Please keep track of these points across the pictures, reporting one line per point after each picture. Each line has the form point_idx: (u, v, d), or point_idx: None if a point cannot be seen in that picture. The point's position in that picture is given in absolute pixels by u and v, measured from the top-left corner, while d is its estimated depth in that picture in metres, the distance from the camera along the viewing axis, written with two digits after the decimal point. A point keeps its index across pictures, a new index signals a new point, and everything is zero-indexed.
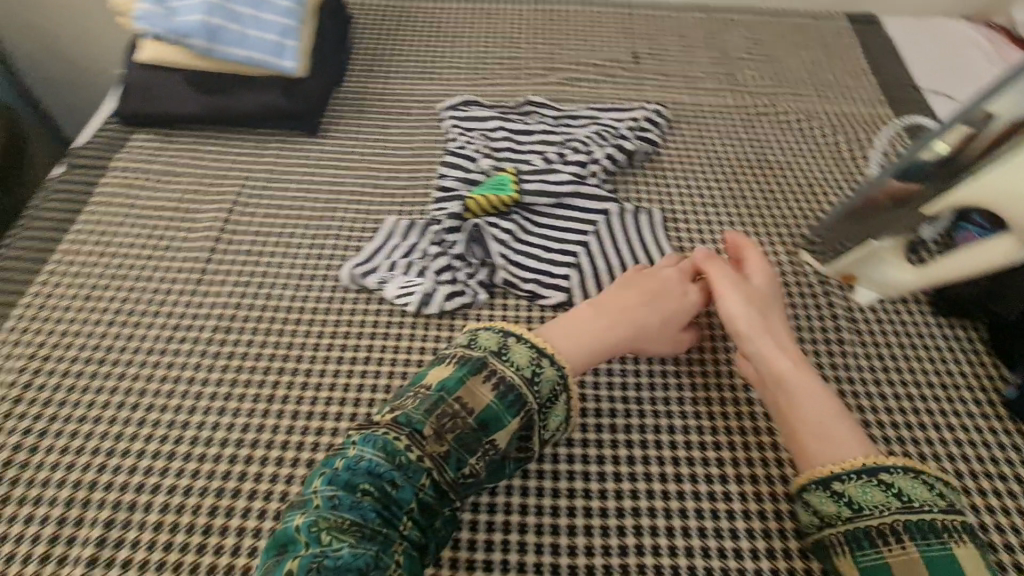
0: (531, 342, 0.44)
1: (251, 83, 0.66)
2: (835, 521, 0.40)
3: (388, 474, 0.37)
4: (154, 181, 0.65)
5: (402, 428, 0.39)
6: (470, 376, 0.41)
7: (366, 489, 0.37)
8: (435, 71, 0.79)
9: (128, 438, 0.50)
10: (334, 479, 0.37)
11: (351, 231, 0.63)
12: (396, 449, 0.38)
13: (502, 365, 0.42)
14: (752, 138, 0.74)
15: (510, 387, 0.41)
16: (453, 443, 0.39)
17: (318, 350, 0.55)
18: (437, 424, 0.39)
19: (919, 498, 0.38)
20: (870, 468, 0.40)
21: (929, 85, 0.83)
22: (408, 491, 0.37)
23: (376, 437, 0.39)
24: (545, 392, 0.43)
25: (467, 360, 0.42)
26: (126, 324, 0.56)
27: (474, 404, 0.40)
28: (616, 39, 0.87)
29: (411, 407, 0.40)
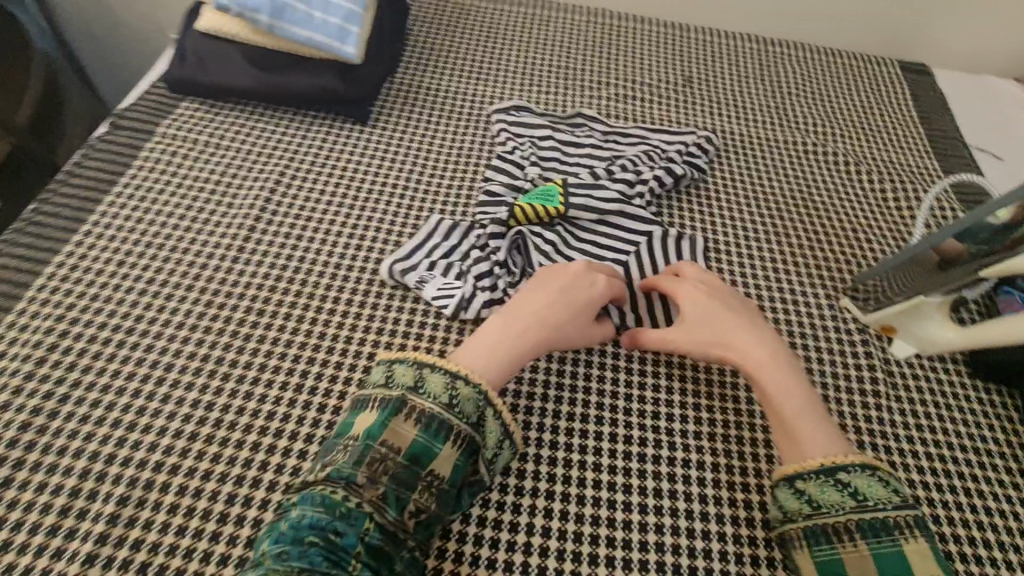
0: (445, 368, 0.46)
1: (308, 64, 0.65)
2: (795, 517, 0.44)
3: (330, 525, 0.39)
4: (198, 153, 0.65)
5: (336, 481, 0.41)
6: (390, 417, 0.43)
7: (312, 540, 0.38)
8: (486, 72, 0.79)
9: (149, 413, 0.49)
10: (281, 536, 0.38)
11: (391, 226, 0.62)
12: (334, 500, 0.40)
13: (420, 399, 0.44)
14: (798, 177, 0.74)
15: (432, 418, 0.43)
16: (389, 482, 0.41)
17: (349, 343, 0.54)
18: (370, 471, 0.41)
19: (873, 497, 0.42)
20: (829, 468, 0.44)
21: (977, 142, 0.82)
22: (352, 537, 0.39)
23: (313, 495, 0.40)
24: (470, 412, 0.45)
25: (386, 402, 0.44)
26: (157, 296, 0.55)
27: (401, 441, 0.42)
28: (668, 60, 0.86)
29: (340, 461, 0.42)
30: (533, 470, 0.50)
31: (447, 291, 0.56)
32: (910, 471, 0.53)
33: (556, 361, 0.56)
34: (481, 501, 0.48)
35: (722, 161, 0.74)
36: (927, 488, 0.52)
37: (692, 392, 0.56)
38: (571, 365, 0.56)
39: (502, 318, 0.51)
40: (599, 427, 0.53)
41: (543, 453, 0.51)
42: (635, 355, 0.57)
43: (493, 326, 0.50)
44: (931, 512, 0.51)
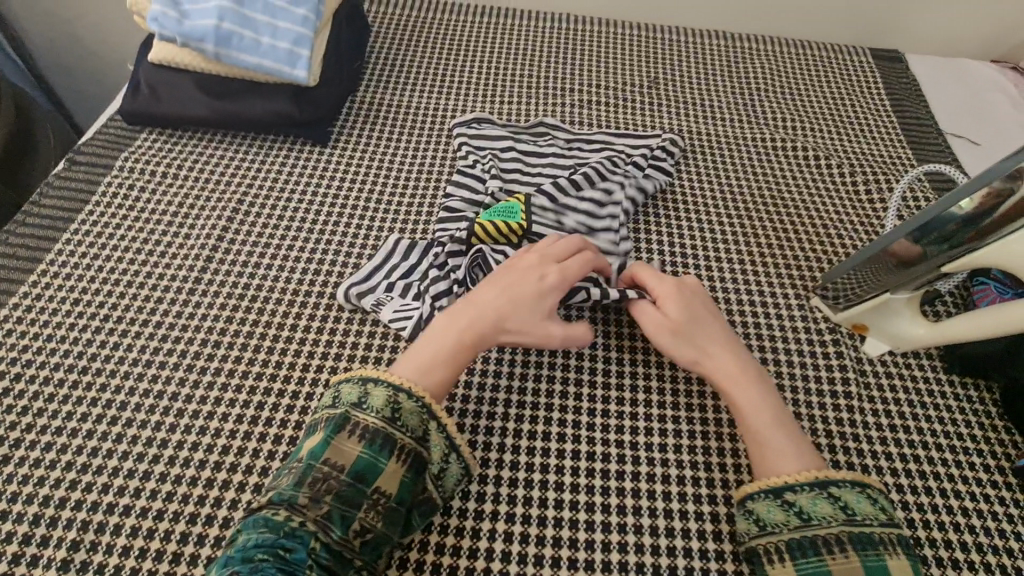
0: (388, 381, 0.46)
1: (263, 90, 0.65)
2: (780, 528, 0.43)
3: (278, 542, 0.38)
4: (154, 185, 0.64)
5: (278, 504, 0.40)
6: (333, 435, 0.43)
7: (262, 556, 0.37)
8: (447, 85, 0.78)
9: (102, 453, 0.48)
10: (229, 559, 0.38)
11: (349, 248, 0.61)
12: (278, 521, 0.39)
13: (362, 415, 0.44)
14: (767, 174, 0.73)
15: (375, 433, 0.43)
16: (333, 501, 0.41)
17: (306, 371, 0.53)
18: (312, 491, 0.41)
19: (861, 512, 0.42)
20: (821, 481, 0.44)
21: (952, 128, 0.81)
22: (301, 552, 0.38)
23: (257, 518, 0.39)
24: (413, 425, 0.44)
25: (330, 419, 0.44)
26: (111, 333, 0.55)
27: (344, 460, 0.42)
28: (634, 60, 0.85)
29: (284, 484, 0.41)
30: (494, 493, 0.49)
31: (403, 313, 0.56)
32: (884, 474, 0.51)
33: (518, 379, 0.55)
34: (440, 528, 0.47)
35: (689, 162, 0.73)
36: (903, 491, 0.51)
37: (658, 403, 0.55)
38: (533, 381, 0.55)
39: (448, 317, 0.50)
40: (562, 444, 0.52)
41: (504, 474, 0.50)
42: (598, 367, 0.56)
43: (436, 328, 0.49)
44: (908, 515, 0.49)
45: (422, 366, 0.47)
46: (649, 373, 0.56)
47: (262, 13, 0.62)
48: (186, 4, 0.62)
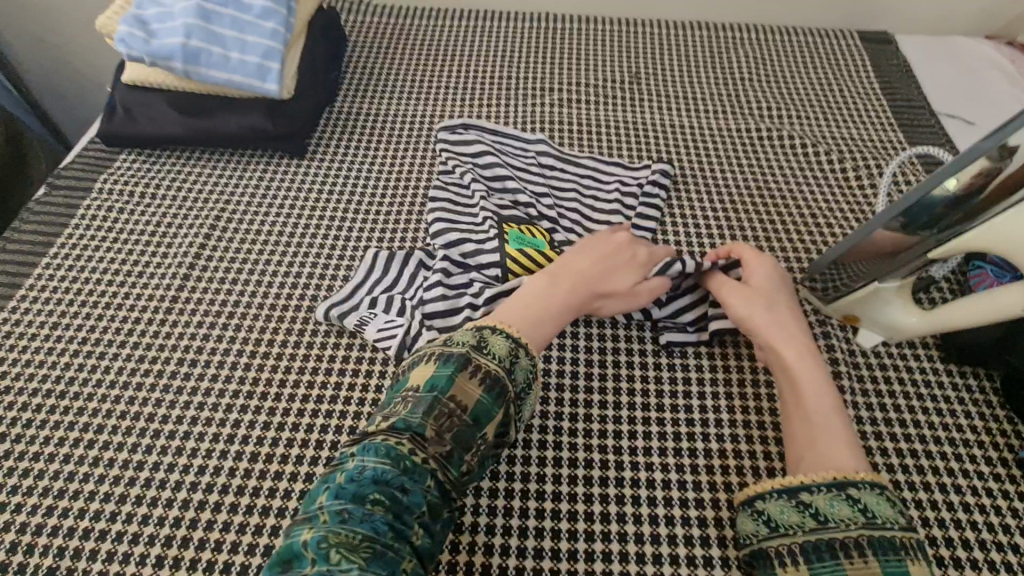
0: (507, 332, 0.45)
1: (236, 105, 0.65)
2: (794, 530, 0.41)
3: (396, 480, 0.37)
4: (131, 206, 0.64)
5: (402, 433, 0.39)
6: (457, 373, 0.41)
7: (377, 499, 0.36)
8: (425, 91, 0.77)
9: (80, 477, 0.48)
10: (341, 492, 0.37)
11: (328, 261, 0.61)
12: (400, 453, 0.38)
13: (484, 359, 0.43)
14: (753, 165, 0.71)
15: (494, 380, 0.42)
16: (452, 440, 0.40)
17: (284, 387, 0.53)
18: (437, 425, 0.39)
19: (883, 515, 0.40)
20: (840, 483, 0.41)
21: (944, 108, 0.79)
22: (418, 495, 0.37)
23: (375, 445, 0.38)
24: (521, 380, 0.44)
25: (448, 357, 0.42)
26: (89, 355, 0.54)
27: (467, 400, 0.41)
28: (615, 56, 0.84)
29: (405, 413, 0.40)
30: (473, 504, 0.48)
31: (389, 330, 0.55)
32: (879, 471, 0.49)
33: None
34: None
35: (672, 158, 0.72)
36: (900, 487, 0.49)
37: (641, 405, 0.54)
38: None
39: (549, 276, 0.51)
40: (543, 451, 0.51)
41: (483, 484, 0.49)
42: (579, 371, 0.55)
43: (540, 284, 0.50)
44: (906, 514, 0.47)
45: (530, 319, 0.47)
46: (632, 375, 0.55)
47: (230, 29, 0.62)
48: (154, 24, 0.62)
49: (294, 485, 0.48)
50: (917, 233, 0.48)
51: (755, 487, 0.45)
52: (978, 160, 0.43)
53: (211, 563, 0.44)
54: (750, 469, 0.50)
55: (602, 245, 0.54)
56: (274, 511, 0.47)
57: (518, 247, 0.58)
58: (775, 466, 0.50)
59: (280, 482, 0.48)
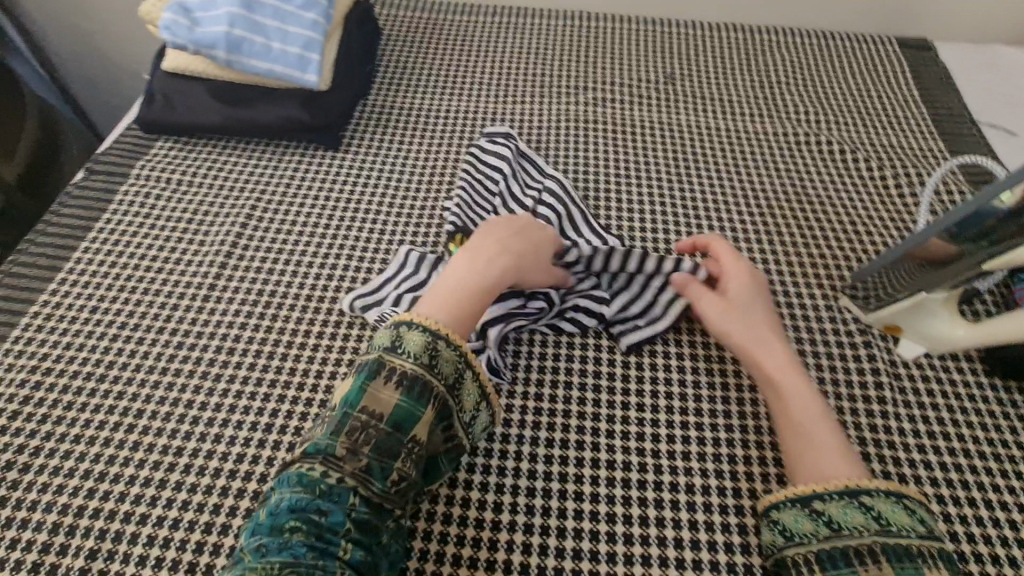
0: (424, 326, 0.44)
1: (275, 96, 0.65)
2: (808, 539, 0.41)
3: (312, 505, 0.36)
4: (169, 193, 0.65)
5: (313, 456, 0.38)
6: (368, 382, 0.41)
7: (294, 525, 0.35)
8: (459, 86, 0.77)
9: (120, 461, 0.48)
10: (259, 528, 0.36)
11: (363, 253, 0.61)
12: (313, 478, 0.37)
13: (398, 360, 0.41)
14: (791, 170, 0.70)
15: (413, 380, 0.41)
16: (370, 453, 0.39)
17: (319, 378, 0.53)
18: (351, 441, 0.39)
19: (897, 523, 0.39)
20: (851, 490, 0.41)
21: (986, 117, 0.77)
22: (338, 514, 0.36)
23: (290, 475, 0.38)
24: (446, 373, 0.42)
25: (362, 366, 0.42)
26: (129, 340, 0.55)
27: (383, 408, 0.40)
28: (649, 56, 0.83)
29: (319, 435, 0.39)
30: (510, 502, 0.48)
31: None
32: (922, 484, 0.48)
33: (534, 384, 0.54)
34: (456, 539, 0.46)
35: (707, 160, 0.71)
36: (944, 502, 0.48)
37: (679, 408, 0.52)
38: (550, 387, 0.53)
39: (468, 258, 0.50)
40: (580, 451, 0.50)
41: (520, 483, 0.48)
42: (616, 371, 0.54)
43: (460, 268, 0.49)
44: (952, 529, 0.46)
45: (449, 307, 0.46)
46: (669, 378, 0.54)
47: (272, 19, 0.62)
48: (197, 12, 0.62)
49: None
50: (961, 245, 0.47)
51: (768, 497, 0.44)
52: None
53: None
54: None
55: (521, 228, 0.54)
56: None
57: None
58: None
59: None
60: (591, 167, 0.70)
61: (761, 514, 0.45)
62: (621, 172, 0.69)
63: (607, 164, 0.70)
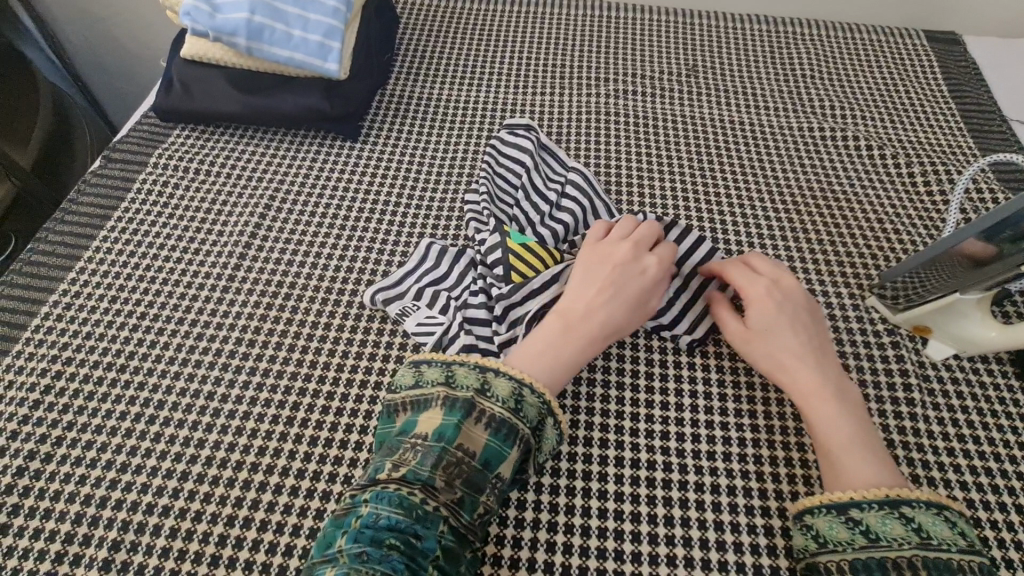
0: (507, 371, 0.46)
1: (295, 85, 0.65)
2: (843, 546, 0.41)
3: (410, 528, 0.39)
4: (188, 182, 0.64)
5: (413, 484, 0.41)
6: (464, 421, 0.43)
7: (393, 543, 0.38)
8: (477, 76, 0.76)
9: (142, 453, 0.48)
10: (360, 535, 0.39)
11: (382, 245, 0.60)
12: (412, 503, 0.40)
13: (488, 403, 0.44)
14: (816, 166, 0.69)
15: (502, 423, 0.44)
16: (463, 487, 0.41)
17: (340, 371, 0.52)
18: (446, 475, 0.41)
19: (938, 536, 0.40)
20: (893, 500, 0.41)
21: (1017, 114, 0.75)
22: (431, 540, 0.39)
23: (389, 494, 0.40)
24: (531, 416, 0.45)
25: (456, 404, 0.44)
26: (148, 331, 0.54)
27: (475, 447, 0.43)
28: (671, 48, 0.81)
29: (415, 462, 0.42)
30: (534, 500, 0.47)
31: (428, 326, 0.53)
32: (951, 488, 0.48)
33: None
34: None
35: (731, 155, 0.70)
36: (974, 506, 0.47)
37: (703, 408, 0.52)
38: (573, 385, 0.53)
39: (561, 314, 0.50)
40: (604, 450, 0.50)
41: (544, 481, 0.48)
42: (639, 370, 0.54)
43: (552, 322, 0.50)
44: (981, 533, 0.46)
45: (535, 361, 0.48)
46: (693, 377, 0.54)
47: (294, 6, 0.61)
48: None
49: (352, 471, 0.48)
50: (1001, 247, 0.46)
51: (803, 501, 0.44)
52: None
53: (274, 545, 0.44)
54: (817, 479, 0.48)
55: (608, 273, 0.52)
56: (333, 495, 0.47)
57: (521, 242, 0.55)
58: None
59: (339, 468, 0.48)
60: (612, 160, 0.69)
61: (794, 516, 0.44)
62: (643, 166, 0.68)
63: (629, 158, 0.69)
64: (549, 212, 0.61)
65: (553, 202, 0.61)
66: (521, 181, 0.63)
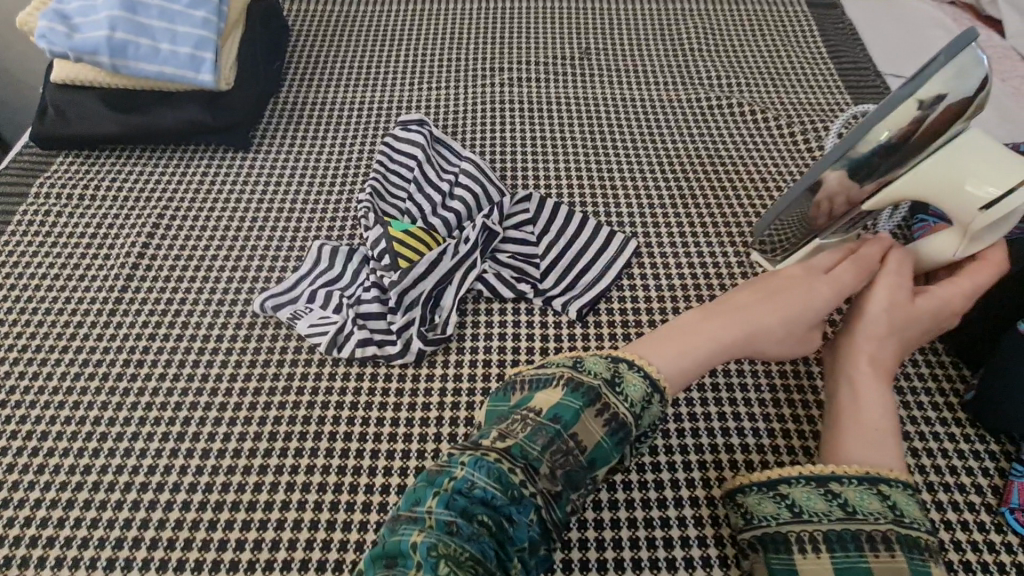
0: (644, 371, 0.42)
1: (170, 99, 0.63)
2: (819, 518, 0.38)
3: (504, 509, 0.35)
4: (69, 208, 0.63)
5: (516, 460, 0.36)
6: (585, 408, 0.38)
7: (484, 520, 0.34)
8: (371, 77, 0.76)
9: (27, 485, 0.47)
10: (452, 501, 0.35)
11: (276, 250, 0.59)
12: (511, 481, 0.35)
13: (615, 398, 0.39)
14: (702, 133, 0.71)
15: (621, 424, 0.39)
16: (564, 480, 0.37)
17: (234, 382, 0.51)
18: (553, 463, 0.37)
19: (913, 514, 0.37)
20: (871, 476, 0.39)
21: (888, 69, 0.79)
22: (522, 529, 0.35)
23: (490, 464, 0.36)
24: (647, 426, 0.40)
25: (578, 388, 0.39)
26: (31, 362, 0.53)
27: (589, 442, 0.37)
28: (565, 32, 0.83)
29: (523, 436, 0.37)
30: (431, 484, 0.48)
31: (321, 326, 0.52)
32: None
33: (455, 360, 0.53)
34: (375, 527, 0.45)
35: (624, 132, 0.72)
36: None
37: None
38: (468, 365, 0.52)
39: (703, 313, 0.47)
40: None
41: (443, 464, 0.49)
42: (535, 345, 0.54)
43: (692, 319, 0.46)
44: None
45: (672, 347, 0.44)
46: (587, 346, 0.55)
47: (158, 20, 0.60)
48: (77, 18, 0.59)
49: (248, 477, 0.47)
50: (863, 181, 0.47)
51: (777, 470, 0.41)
52: (906, 105, 0.42)
53: (165, 561, 0.44)
54: (705, 430, 0.51)
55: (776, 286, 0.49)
56: (227, 504, 0.46)
57: (403, 229, 0.55)
58: (730, 425, 0.51)
59: (232, 476, 0.47)
60: (507, 146, 0.70)
61: (757, 483, 0.41)
62: (538, 149, 0.69)
63: (522, 143, 0.70)
64: (441, 202, 0.61)
65: (445, 192, 0.62)
66: (413, 175, 0.63)
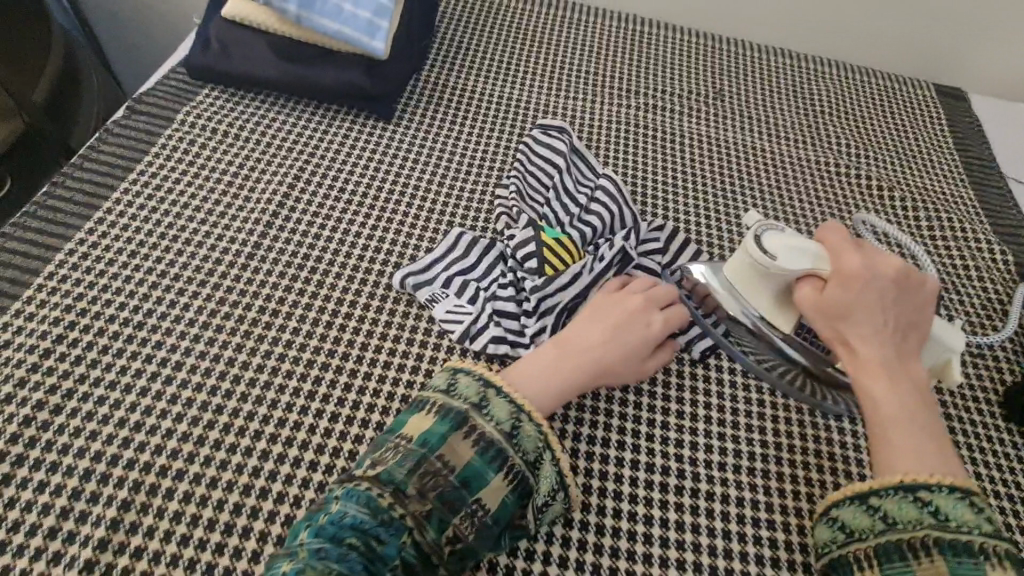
0: (512, 395, 0.44)
1: (335, 59, 0.64)
2: (867, 534, 0.38)
3: (373, 529, 0.37)
4: (216, 143, 0.63)
5: (385, 484, 0.39)
6: (451, 430, 0.41)
7: (353, 543, 0.36)
8: (512, 74, 0.76)
9: (156, 413, 0.47)
10: (322, 530, 0.37)
11: (414, 229, 0.60)
12: (380, 505, 0.38)
13: (481, 419, 0.42)
14: (828, 199, 0.72)
15: (490, 443, 0.41)
16: (435, 500, 0.39)
17: (365, 351, 0.52)
18: (420, 483, 0.39)
19: (959, 519, 0.36)
20: (909, 484, 0.37)
21: (1014, 174, 0.80)
22: (393, 547, 0.37)
23: (359, 492, 0.38)
24: (527, 449, 0.42)
25: (447, 412, 0.42)
26: (168, 291, 0.53)
27: (455, 460, 0.40)
28: (701, 69, 0.83)
29: (393, 462, 0.40)
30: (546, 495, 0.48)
31: (457, 314, 0.53)
32: None
33: None
34: None
35: (752, 182, 0.72)
36: None
37: (716, 419, 0.53)
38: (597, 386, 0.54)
39: (559, 347, 0.49)
40: (620, 451, 0.51)
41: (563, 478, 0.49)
42: (658, 378, 0.55)
43: (552, 352, 0.48)
44: None
45: (539, 383, 0.46)
46: (708, 388, 0.55)
47: None
48: None
49: None
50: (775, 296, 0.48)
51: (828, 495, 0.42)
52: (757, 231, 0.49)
53: (292, 518, 0.44)
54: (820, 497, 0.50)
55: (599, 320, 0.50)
56: None
57: (554, 236, 0.56)
58: None
59: (359, 446, 0.47)
60: (639, 172, 0.70)
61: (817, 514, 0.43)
62: (669, 182, 0.70)
63: (653, 172, 0.70)
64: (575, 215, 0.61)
65: (582, 206, 0.62)
66: (552, 182, 0.63)
